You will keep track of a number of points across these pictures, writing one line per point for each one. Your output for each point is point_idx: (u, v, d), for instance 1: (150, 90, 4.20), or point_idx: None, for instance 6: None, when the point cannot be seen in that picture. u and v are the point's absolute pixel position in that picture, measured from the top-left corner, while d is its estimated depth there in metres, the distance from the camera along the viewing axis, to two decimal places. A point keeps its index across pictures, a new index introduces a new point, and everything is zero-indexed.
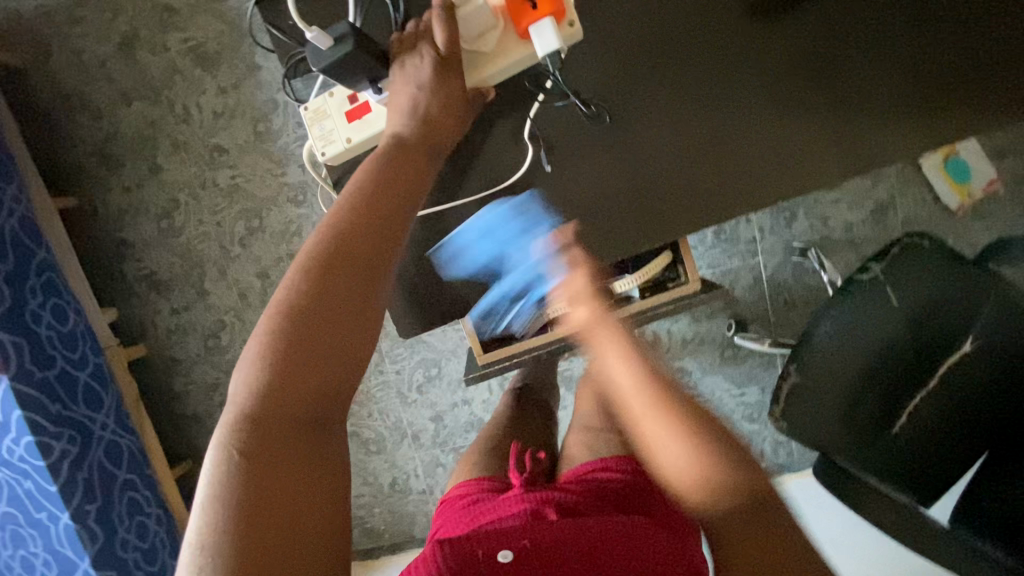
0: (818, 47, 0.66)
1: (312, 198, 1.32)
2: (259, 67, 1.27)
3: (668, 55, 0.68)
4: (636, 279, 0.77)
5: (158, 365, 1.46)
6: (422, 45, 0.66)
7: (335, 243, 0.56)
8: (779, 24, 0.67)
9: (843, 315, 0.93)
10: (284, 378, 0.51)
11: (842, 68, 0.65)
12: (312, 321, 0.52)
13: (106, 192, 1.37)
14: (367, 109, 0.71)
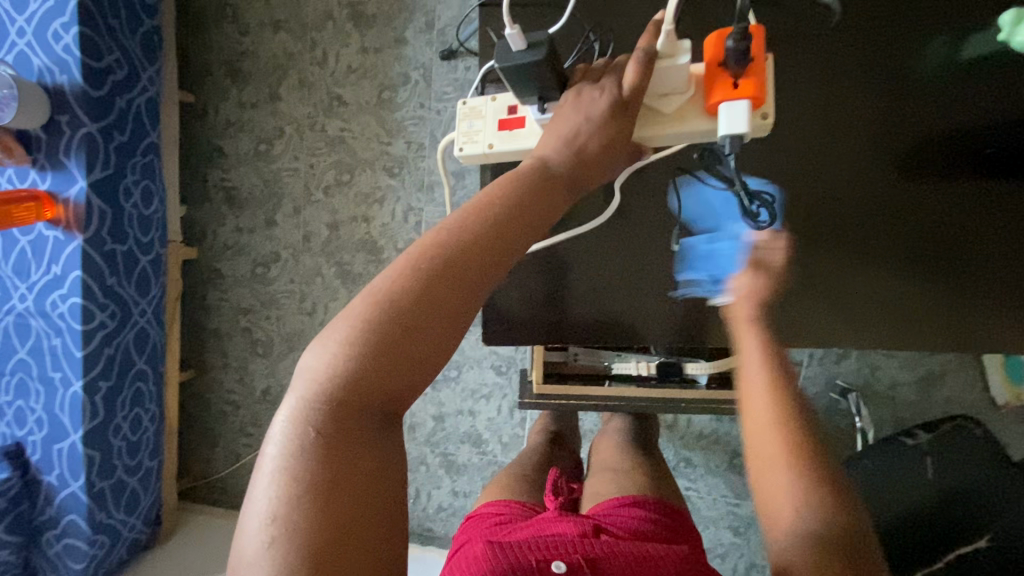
0: (963, 224, 0.67)
1: (406, 175, 1.37)
2: (405, 42, 1.33)
3: (818, 182, 0.70)
4: (709, 367, 0.77)
5: (202, 272, 1.49)
6: (604, 79, 0.58)
7: (463, 238, 0.47)
8: (932, 186, 0.68)
9: (873, 466, 0.97)
10: (369, 369, 0.42)
11: (978, 251, 0.67)
12: (408, 316, 0.43)
13: (223, 100, 1.42)
14: (521, 123, 0.66)
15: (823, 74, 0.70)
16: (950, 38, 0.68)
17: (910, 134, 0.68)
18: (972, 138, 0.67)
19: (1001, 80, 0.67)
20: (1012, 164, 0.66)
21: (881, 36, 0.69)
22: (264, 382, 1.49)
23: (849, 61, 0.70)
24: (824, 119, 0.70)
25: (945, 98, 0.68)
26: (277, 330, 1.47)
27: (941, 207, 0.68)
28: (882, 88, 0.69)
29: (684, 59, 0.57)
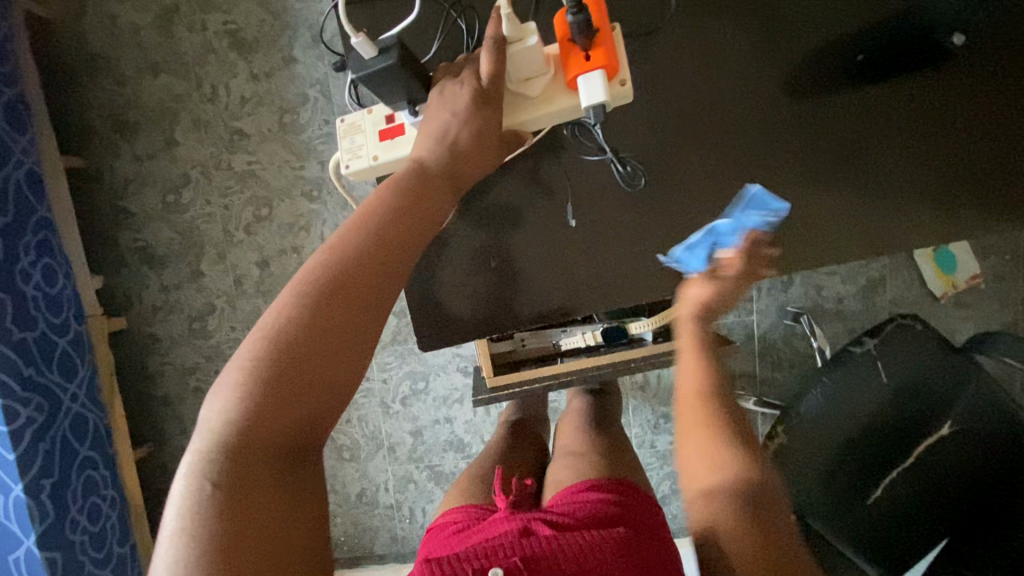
0: (852, 131, 0.69)
1: (326, 197, 1.33)
2: (294, 61, 1.28)
3: (710, 119, 0.71)
4: (651, 322, 0.79)
5: (136, 341, 1.41)
6: (463, 74, 0.60)
7: (347, 256, 0.47)
8: (816, 101, 0.69)
9: (834, 382, 0.97)
10: (265, 406, 0.43)
11: (869, 155, 0.69)
12: (298, 345, 0.44)
13: (116, 158, 1.34)
14: (401, 131, 0.64)
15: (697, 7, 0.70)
16: None
17: (788, 56, 0.69)
18: (843, 48, 0.69)
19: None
20: (882, 67, 0.68)
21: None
22: None
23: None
24: (706, 55, 0.70)
25: (811, 14, 0.69)
26: None
27: (830, 118, 0.69)
28: (755, 9, 0.69)
29: (531, 41, 0.59)
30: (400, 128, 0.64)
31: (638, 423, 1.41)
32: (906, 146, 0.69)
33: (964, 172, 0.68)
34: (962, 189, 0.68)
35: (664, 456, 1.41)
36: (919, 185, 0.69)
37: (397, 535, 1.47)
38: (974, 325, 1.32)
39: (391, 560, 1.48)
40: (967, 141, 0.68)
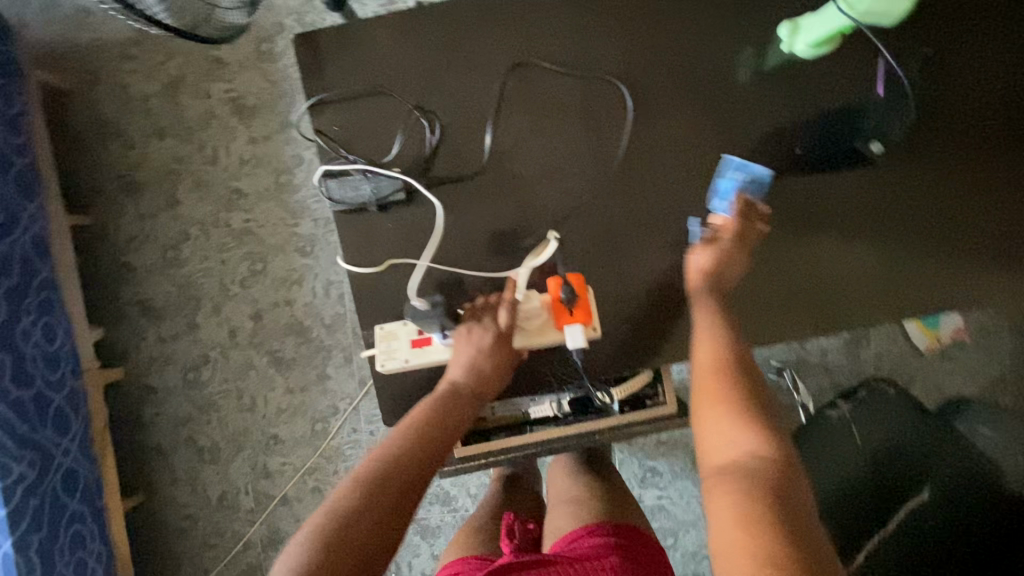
0: (803, 218, 0.77)
1: (319, 252, 1.38)
2: (291, 125, 1.36)
3: (666, 201, 0.76)
4: (618, 393, 0.79)
5: (131, 391, 1.44)
6: (485, 317, 0.72)
7: (400, 445, 0.67)
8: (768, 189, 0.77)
9: (808, 445, 0.99)
10: (326, 554, 0.58)
11: (822, 238, 0.76)
12: (358, 508, 0.61)
13: (120, 216, 1.41)
14: (428, 342, 0.74)
15: (651, 99, 0.76)
16: (753, 51, 0.77)
17: (738, 143, 0.76)
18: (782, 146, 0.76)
19: (796, 89, 0.77)
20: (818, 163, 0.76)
21: (684, 57, 0.76)
22: (218, 488, 1.46)
23: (661, 86, 0.76)
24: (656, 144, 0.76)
25: (760, 104, 0.77)
26: (222, 433, 1.45)
27: (782, 204, 0.77)
28: (703, 103, 0.76)
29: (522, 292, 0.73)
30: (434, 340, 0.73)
31: (625, 476, 1.39)
32: (851, 238, 0.77)
33: (896, 258, 0.76)
34: (896, 273, 0.76)
35: (652, 511, 1.38)
36: (864, 271, 0.76)
37: None
38: (964, 381, 1.31)
39: None
40: (896, 231, 0.76)
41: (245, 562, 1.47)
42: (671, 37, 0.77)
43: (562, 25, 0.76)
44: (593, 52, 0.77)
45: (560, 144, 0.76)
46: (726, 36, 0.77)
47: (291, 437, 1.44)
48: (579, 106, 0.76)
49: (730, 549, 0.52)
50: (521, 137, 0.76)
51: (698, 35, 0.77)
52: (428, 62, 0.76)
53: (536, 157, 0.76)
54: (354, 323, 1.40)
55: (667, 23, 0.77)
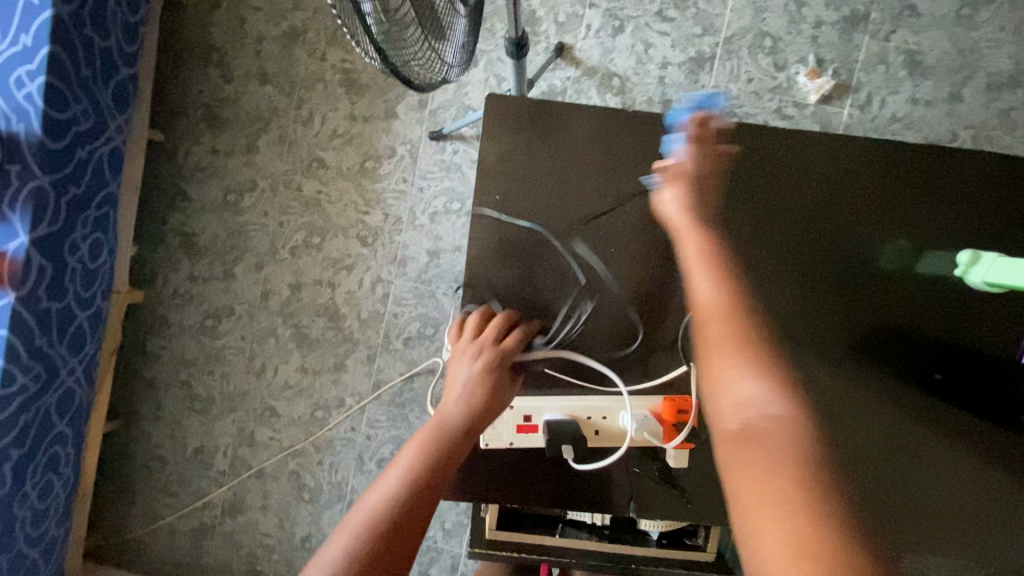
0: (920, 428, 0.74)
1: (379, 246, 1.36)
2: (395, 116, 1.33)
3: (797, 357, 0.75)
4: (663, 524, 0.78)
5: (144, 318, 1.39)
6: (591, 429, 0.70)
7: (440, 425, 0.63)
8: (906, 387, 0.75)
9: None
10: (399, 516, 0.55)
11: (925, 457, 0.74)
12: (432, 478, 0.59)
13: (194, 144, 1.36)
14: (535, 428, 0.69)
15: (803, 262, 0.76)
16: (908, 246, 0.76)
17: (881, 325, 0.76)
18: (930, 356, 0.76)
19: (948, 301, 0.76)
20: (952, 393, 0.75)
21: (850, 239, 0.77)
22: (198, 440, 1.41)
23: (821, 259, 0.76)
24: (790, 301, 0.76)
25: (916, 298, 0.76)
26: (220, 388, 1.40)
27: (906, 407, 0.75)
28: (851, 280, 0.76)
29: (624, 417, 0.69)
30: (545, 433, 0.69)
31: None
32: (954, 475, 0.74)
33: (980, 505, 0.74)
34: (994, 522, 0.73)
35: None
36: (952, 502, 0.73)
37: None
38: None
39: None
40: (996, 477, 0.74)
41: (199, 520, 1.43)
42: (844, 213, 0.77)
43: (751, 173, 0.77)
44: (766, 200, 0.77)
45: None
46: (896, 231, 0.77)
47: (288, 415, 1.40)
48: (740, 253, 0.76)
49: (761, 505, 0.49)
50: (676, 264, 0.75)
51: (867, 224, 0.77)
52: (615, 158, 0.73)
53: (684, 288, 0.74)
54: (389, 325, 1.37)
55: (845, 198, 0.77)
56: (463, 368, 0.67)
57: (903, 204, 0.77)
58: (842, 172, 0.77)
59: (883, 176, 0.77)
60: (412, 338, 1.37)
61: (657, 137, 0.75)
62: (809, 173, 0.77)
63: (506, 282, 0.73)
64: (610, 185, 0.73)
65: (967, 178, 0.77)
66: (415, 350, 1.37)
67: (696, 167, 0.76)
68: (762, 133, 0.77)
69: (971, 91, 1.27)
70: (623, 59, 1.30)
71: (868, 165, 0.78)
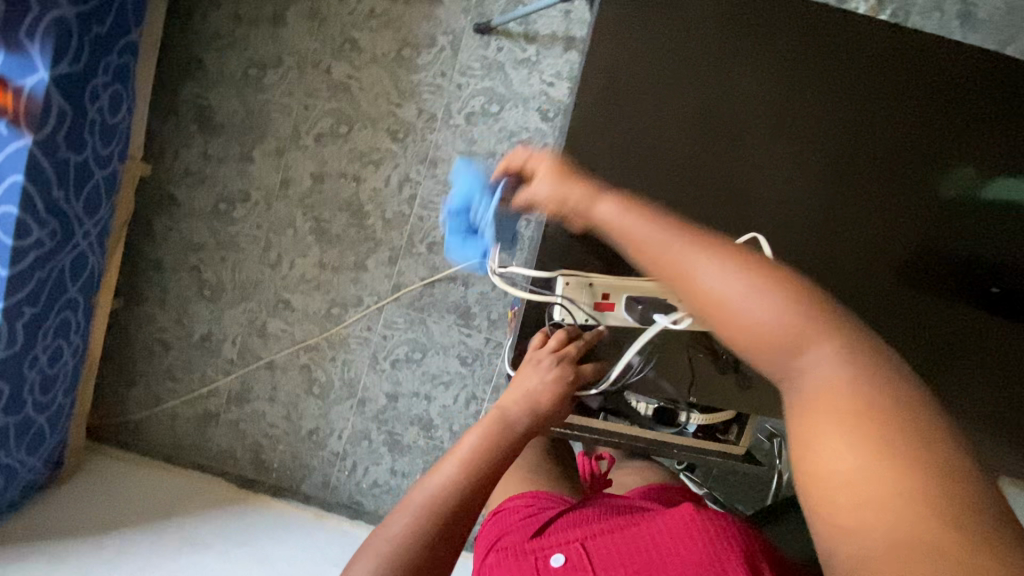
0: (960, 340, 0.78)
1: (410, 142, 1.31)
2: (438, 3, 1.25)
3: (859, 263, 0.77)
4: (704, 418, 0.82)
5: (152, 195, 1.32)
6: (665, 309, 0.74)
7: (542, 392, 0.73)
8: (957, 303, 0.78)
9: None
10: (492, 451, 0.72)
11: (961, 366, 0.78)
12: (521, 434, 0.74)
13: (214, 7, 1.25)
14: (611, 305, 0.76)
15: (883, 171, 0.77)
16: (980, 168, 0.77)
17: (944, 242, 0.78)
18: (984, 274, 0.78)
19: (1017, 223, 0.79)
20: (1000, 310, 0.79)
21: (938, 152, 0.77)
22: (205, 327, 1.38)
23: (909, 170, 0.77)
24: (863, 210, 0.77)
25: (981, 219, 0.78)
26: (231, 276, 1.36)
27: (953, 322, 0.78)
28: (923, 196, 0.77)
29: None
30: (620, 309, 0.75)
31: None
32: (984, 385, 0.79)
33: (1011, 416, 0.79)
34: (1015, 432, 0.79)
35: None
36: (983, 411, 0.79)
37: (330, 484, 1.44)
38: None
39: (313, 504, 1.44)
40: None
41: (203, 407, 1.41)
42: (930, 128, 0.77)
43: (856, 69, 0.75)
44: (860, 104, 0.76)
45: (789, 179, 0.76)
46: (983, 148, 0.77)
47: (302, 310, 1.37)
48: (833, 153, 0.76)
49: (841, 497, 0.40)
50: (767, 155, 0.75)
51: (957, 138, 0.77)
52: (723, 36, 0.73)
53: (771, 184, 0.75)
54: (413, 228, 1.34)
55: (936, 112, 0.77)
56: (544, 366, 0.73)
57: (987, 125, 0.77)
58: (944, 83, 0.77)
59: (980, 91, 0.77)
60: (437, 243, 1.35)
61: (768, 22, 0.75)
62: (913, 78, 0.76)
63: (594, 156, 0.73)
64: (720, 68, 0.74)
65: None
66: (439, 256, 1.35)
67: (805, 59, 0.75)
68: (867, 35, 0.76)
69: (1014, 51, 1.29)
70: None
71: (965, 78, 0.77)
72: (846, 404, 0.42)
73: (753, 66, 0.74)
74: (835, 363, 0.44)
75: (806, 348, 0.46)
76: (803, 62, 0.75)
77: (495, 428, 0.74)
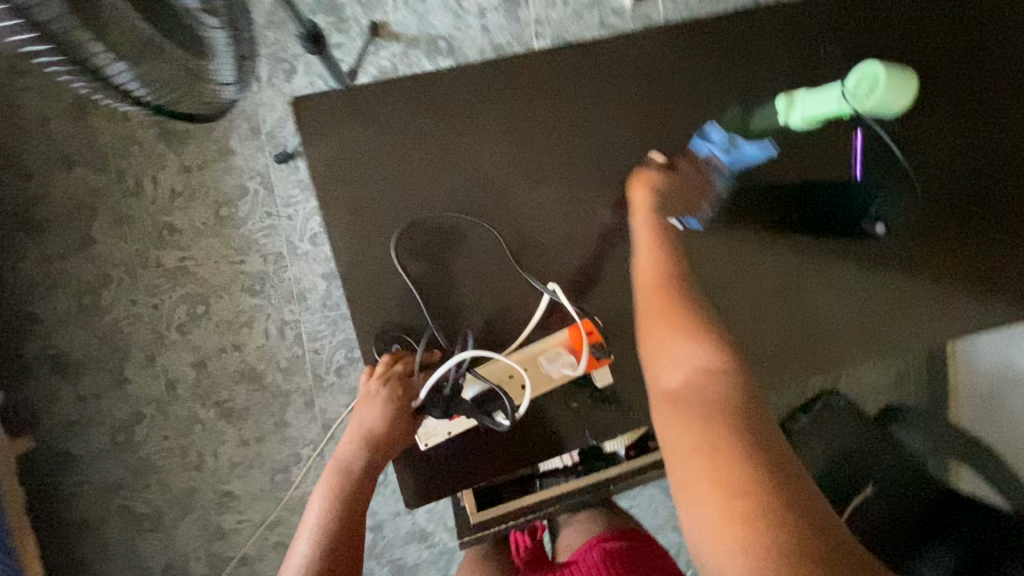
0: (793, 267, 0.83)
1: (270, 289, 1.28)
2: (232, 153, 1.24)
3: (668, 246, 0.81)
4: (624, 438, 0.83)
5: (45, 462, 1.25)
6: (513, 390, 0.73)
7: (370, 424, 0.71)
8: (774, 237, 0.83)
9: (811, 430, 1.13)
10: (345, 503, 0.70)
11: (807, 289, 0.83)
12: (369, 471, 0.72)
13: (19, 259, 1.20)
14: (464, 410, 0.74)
15: (650, 159, 0.81)
16: (731, 116, 0.83)
17: (731, 196, 0.83)
18: (782, 200, 0.84)
19: (788, 144, 0.84)
20: (819, 224, 0.84)
21: (689, 120, 0.82)
22: (163, 558, 1.31)
23: (672, 146, 0.82)
24: (651, 198, 0.81)
25: (754, 158, 0.83)
26: (163, 498, 1.30)
27: (776, 253, 0.83)
28: (694, 162, 0.82)
29: (542, 364, 0.73)
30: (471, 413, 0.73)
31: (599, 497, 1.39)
32: (837, 295, 0.84)
33: (871, 307, 0.84)
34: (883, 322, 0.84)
35: None
36: (847, 316, 0.84)
37: None
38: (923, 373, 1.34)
39: None
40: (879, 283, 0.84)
41: None
42: (671, 103, 0.82)
43: (581, 88, 0.80)
44: (602, 114, 0.80)
45: (572, 210, 0.79)
46: (721, 102, 0.83)
47: (248, 493, 1.32)
48: (600, 167, 0.80)
49: (691, 485, 0.51)
50: (539, 199, 0.79)
51: (696, 103, 0.83)
52: (448, 120, 0.77)
53: (559, 220, 0.79)
54: (314, 363, 1.31)
55: (667, 89, 0.82)
56: (366, 397, 0.72)
57: (716, 76, 0.83)
58: (662, 62, 0.82)
59: (698, 50, 0.82)
60: (343, 366, 1.32)
61: (481, 83, 0.78)
62: (633, 71, 0.81)
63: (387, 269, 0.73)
64: (450, 146, 0.77)
65: (763, 32, 0.83)
66: (351, 377, 1.32)
67: (534, 99, 0.79)
68: (575, 54, 0.80)
69: None
70: (440, 19, 1.26)
71: (675, 47, 0.82)
72: (703, 429, 0.54)
73: (494, 129, 0.78)
74: (704, 388, 0.58)
75: (687, 365, 0.61)
76: (531, 103, 0.79)
77: (335, 471, 0.73)
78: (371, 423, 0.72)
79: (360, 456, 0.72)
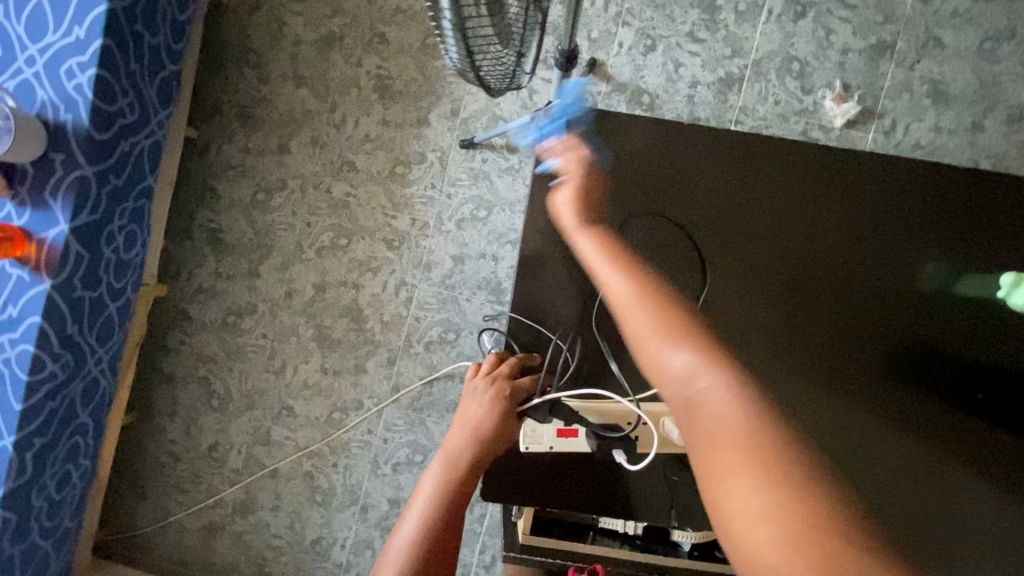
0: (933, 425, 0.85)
1: (405, 250, 1.37)
2: (427, 123, 1.36)
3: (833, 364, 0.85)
4: (696, 535, 0.79)
5: (167, 311, 1.40)
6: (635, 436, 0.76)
7: (484, 423, 0.77)
8: (929, 393, 0.85)
9: None
10: (450, 494, 0.74)
11: (942, 457, 0.84)
12: (475, 468, 0.76)
13: (226, 142, 1.39)
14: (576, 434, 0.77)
15: (848, 280, 0.87)
16: (940, 267, 0.87)
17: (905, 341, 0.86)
18: (958, 368, 0.86)
19: (985, 315, 0.86)
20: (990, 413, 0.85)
21: (902, 257, 0.87)
22: (213, 437, 1.41)
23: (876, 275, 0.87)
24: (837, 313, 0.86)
25: (944, 315, 0.86)
26: (238, 386, 1.41)
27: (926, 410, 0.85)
28: (889, 298, 0.87)
29: (669, 425, 0.76)
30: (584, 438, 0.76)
31: None
32: (969, 476, 0.84)
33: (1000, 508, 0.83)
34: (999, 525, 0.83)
35: None
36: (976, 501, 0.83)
37: None
38: None
39: None
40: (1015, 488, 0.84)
41: (208, 519, 1.41)
42: (890, 236, 0.87)
43: (812, 194, 0.88)
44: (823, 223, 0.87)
45: (759, 293, 0.86)
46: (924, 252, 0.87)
47: (305, 416, 1.40)
48: (798, 270, 0.87)
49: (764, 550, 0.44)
50: (735, 272, 0.87)
51: (900, 248, 0.87)
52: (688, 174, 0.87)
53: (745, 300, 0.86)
54: (411, 329, 1.38)
55: (892, 223, 0.88)
56: (481, 395, 0.79)
57: (942, 227, 0.87)
58: (897, 200, 0.88)
59: (936, 201, 0.88)
60: (433, 343, 1.38)
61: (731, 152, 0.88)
62: (868, 197, 0.88)
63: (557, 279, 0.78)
64: (665, 200, 0.87)
65: (1001, 206, 0.88)
66: (436, 355, 1.37)
67: (769, 186, 0.87)
68: (821, 161, 0.88)
69: (993, 122, 1.30)
70: (654, 77, 1.32)
71: (914, 188, 0.88)
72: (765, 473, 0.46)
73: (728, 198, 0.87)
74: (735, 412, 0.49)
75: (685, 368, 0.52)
76: (764, 187, 0.88)
77: (443, 461, 0.76)
78: (485, 421, 0.77)
79: (469, 451, 0.76)
